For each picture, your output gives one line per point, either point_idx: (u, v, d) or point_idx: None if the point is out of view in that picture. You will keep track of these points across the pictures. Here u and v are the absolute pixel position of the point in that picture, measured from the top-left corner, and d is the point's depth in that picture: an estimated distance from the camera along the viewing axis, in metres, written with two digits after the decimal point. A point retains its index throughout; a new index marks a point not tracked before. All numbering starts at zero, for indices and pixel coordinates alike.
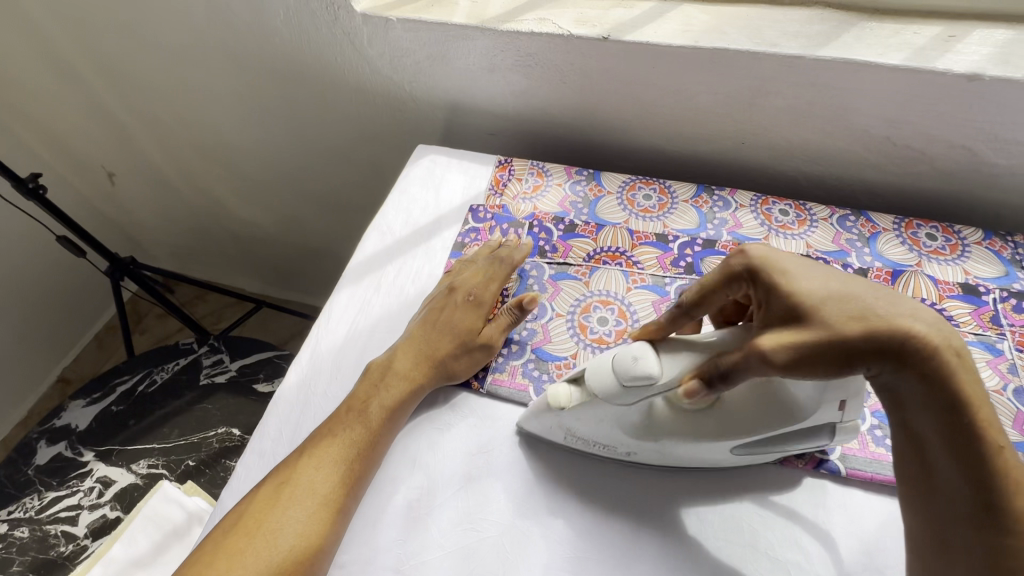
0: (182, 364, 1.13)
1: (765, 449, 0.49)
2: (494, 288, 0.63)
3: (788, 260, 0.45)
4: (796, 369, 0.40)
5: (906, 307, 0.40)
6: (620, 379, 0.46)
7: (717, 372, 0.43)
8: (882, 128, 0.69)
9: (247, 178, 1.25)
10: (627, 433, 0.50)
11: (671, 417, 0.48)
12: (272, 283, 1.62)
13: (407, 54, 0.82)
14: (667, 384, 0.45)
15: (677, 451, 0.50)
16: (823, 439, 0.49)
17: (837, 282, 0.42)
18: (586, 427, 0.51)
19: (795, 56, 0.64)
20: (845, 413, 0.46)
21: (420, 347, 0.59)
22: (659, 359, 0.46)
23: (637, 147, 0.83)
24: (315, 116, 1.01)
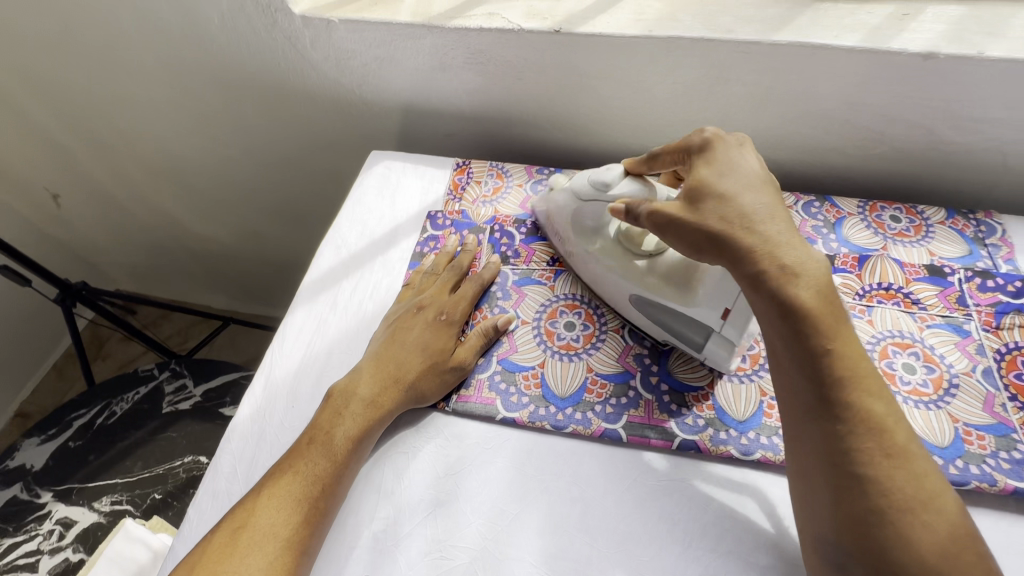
0: (143, 392, 1.07)
1: (656, 322, 0.57)
2: (463, 308, 0.61)
3: (732, 155, 0.49)
4: (664, 232, 0.49)
5: (771, 217, 0.46)
6: (591, 180, 0.56)
7: (636, 208, 0.51)
8: (842, 112, 0.68)
9: (200, 193, 1.19)
10: (574, 233, 0.60)
11: (600, 252, 0.58)
12: (239, 298, 1.56)
13: (354, 56, 0.79)
14: (614, 198, 0.55)
15: (600, 281, 0.60)
16: (698, 343, 0.55)
17: (732, 179, 0.48)
18: (559, 211, 0.62)
19: (751, 42, 0.62)
20: (726, 322, 0.52)
21: (386, 369, 0.56)
22: (627, 177, 0.55)
23: (598, 141, 0.81)
24: (263, 125, 0.97)
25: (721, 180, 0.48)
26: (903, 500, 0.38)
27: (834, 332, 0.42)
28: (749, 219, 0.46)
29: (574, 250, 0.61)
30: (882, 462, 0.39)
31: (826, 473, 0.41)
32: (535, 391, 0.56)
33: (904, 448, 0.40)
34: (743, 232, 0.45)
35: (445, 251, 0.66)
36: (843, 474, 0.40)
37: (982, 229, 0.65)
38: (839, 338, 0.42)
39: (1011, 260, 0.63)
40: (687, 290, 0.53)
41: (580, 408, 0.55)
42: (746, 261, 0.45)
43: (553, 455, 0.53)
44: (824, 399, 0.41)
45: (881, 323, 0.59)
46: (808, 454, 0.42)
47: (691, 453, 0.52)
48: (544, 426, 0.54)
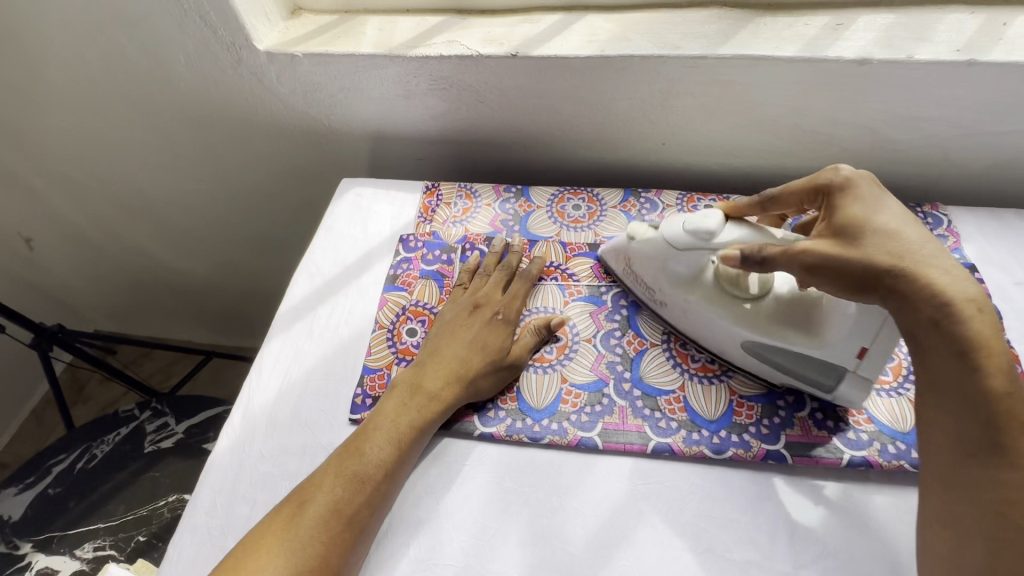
0: (123, 433, 1.06)
1: (776, 367, 0.54)
2: (518, 305, 0.62)
3: (875, 193, 0.48)
4: (815, 272, 0.47)
5: (938, 255, 0.44)
6: (687, 228, 0.52)
7: (758, 255, 0.48)
8: (790, 117, 0.71)
9: (176, 228, 1.19)
10: (669, 282, 0.56)
11: (704, 300, 0.55)
12: (220, 331, 1.55)
13: (320, 88, 0.81)
14: (722, 245, 0.51)
15: (703, 326, 0.56)
16: (828, 383, 0.52)
17: (892, 216, 0.47)
18: (647, 266, 0.57)
19: (698, 56, 0.66)
20: (863, 362, 0.50)
21: (425, 392, 0.55)
22: (726, 222, 0.52)
23: (563, 157, 0.83)
24: (236, 159, 0.98)
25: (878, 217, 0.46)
26: None
27: (1013, 377, 0.40)
28: (917, 252, 0.44)
29: (667, 299, 0.58)
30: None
31: (989, 520, 0.38)
32: (512, 404, 0.57)
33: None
34: (916, 267, 0.44)
35: (467, 266, 0.67)
36: (1012, 526, 0.37)
37: (929, 221, 0.68)
38: (1016, 385, 0.39)
39: (958, 249, 0.66)
40: (813, 331, 0.50)
41: (556, 418, 0.56)
42: (922, 296, 0.43)
43: (531, 467, 0.54)
44: (996, 446, 0.39)
45: None
46: (969, 505, 0.39)
47: (665, 455, 0.53)
48: (521, 439, 0.55)
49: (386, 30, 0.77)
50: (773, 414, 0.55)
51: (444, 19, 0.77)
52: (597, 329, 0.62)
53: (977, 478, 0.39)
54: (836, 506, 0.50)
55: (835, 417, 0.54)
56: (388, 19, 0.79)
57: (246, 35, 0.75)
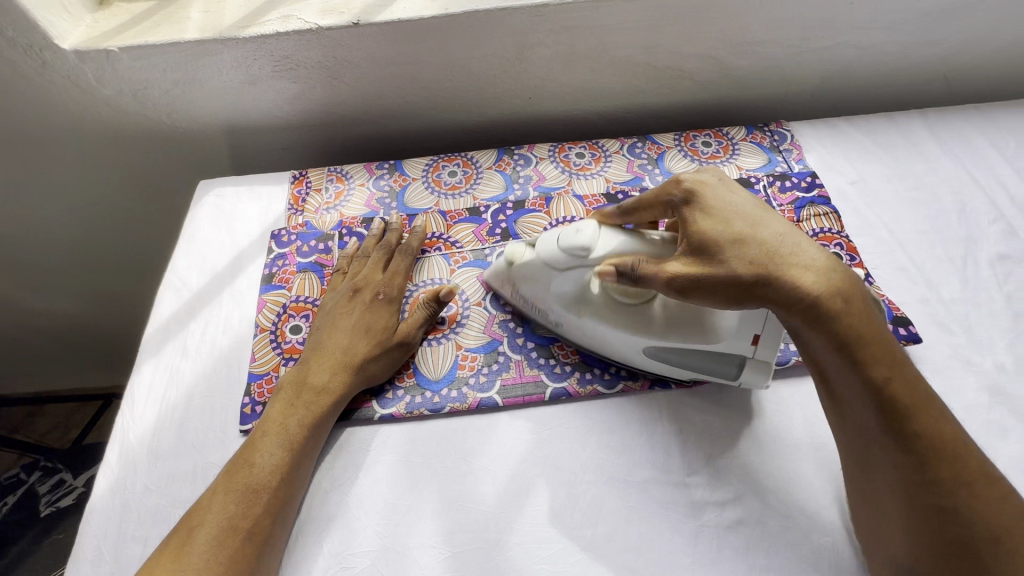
0: (11, 502, 0.96)
1: (683, 367, 0.53)
2: (399, 281, 0.60)
3: (724, 194, 0.49)
4: (684, 292, 0.47)
5: (797, 249, 0.46)
6: (561, 246, 0.51)
7: (630, 270, 0.48)
8: (641, 56, 0.73)
9: (27, 267, 1.05)
10: (558, 302, 0.54)
11: (597, 315, 0.53)
12: (116, 370, 1.41)
13: (151, 85, 0.73)
14: (596, 259, 0.51)
15: (605, 343, 0.54)
16: (730, 373, 0.53)
17: (736, 221, 0.47)
18: (535, 290, 0.55)
19: (541, 5, 0.66)
20: (758, 347, 0.50)
21: (309, 397, 0.53)
22: (597, 234, 0.51)
23: (435, 125, 0.81)
24: (78, 179, 0.88)
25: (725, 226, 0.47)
26: (987, 528, 0.38)
27: (892, 358, 0.42)
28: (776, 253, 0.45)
29: (561, 320, 0.55)
30: (961, 489, 0.39)
31: (901, 502, 0.41)
32: (409, 381, 0.57)
33: (982, 474, 0.40)
34: (782, 272, 0.44)
35: (344, 253, 0.64)
36: (920, 504, 0.40)
37: (776, 138, 0.74)
38: (896, 365, 0.42)
39: (802, 160, 0.72)
40: (707, 325, 0.50)
41: (454, 385, 0.56)
42: (791, 301, 0.44)
43: (436, 437, 0.54)
44: (890, 429, 0.41)
45: None
46: (881, 480, 0.42)
47: (563, 400, 0.55)
48: (423, 413, 0.55)
49: (213, 11, 0.70)
50: None
51: None
52: (486, 291, 0.62)
53: (880, 456, 0.42)
54: (718, 411, 0.54)
55: None
56: None
57: (42, 33, 0.66)
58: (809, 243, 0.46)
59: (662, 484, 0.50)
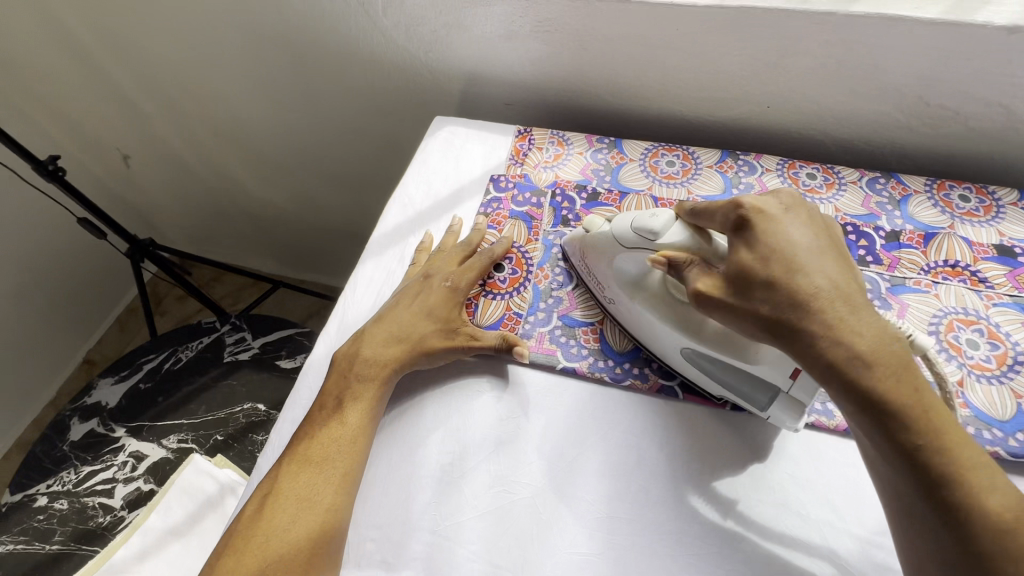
0: (206, 342, 1.14)
1: (710, 378, 0.53)
2: (470, 277, 0.63)
3: (777, 223, 0.45)
4: (710, 310, 0.46)
5: (830, 296, 0.40)
6: (633, 227, 0.53)
7: (682, 267, 0.49)
8: (915, 87, 0.67)
9: (261, 157, 1.24)
10: (620, 283, 0.56)
11: (648, 303, 0.54)
12: (289, 263, 1.63)
13: (423, 23, 0.81)
14: (660, 247, 0.51)
15: (652, 333, 0.56)
16: (760, 401, 0.51)
17: (774, 260, 0.43)
18: (600, 260, 0.58)
19: (827, 12, 0.62)
20: (795, 383, 0.48)
21: (388, 330, 0.59)
22: (673, 225, 0.52)
23: (657, 112, 0.81)
24: (328, 92, 1.01)
25: (758, 261, 0.43)
26: None
27: (932, 424, 0.37)
28: (802, 297, 0.41)
29: (616, 298, 0.58)
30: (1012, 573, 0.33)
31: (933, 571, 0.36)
32: (594, 345, 0.59)
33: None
34: (800, 320, 0.40)
35: (450, 232, 0.68)
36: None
37: None
38: (935, 434, 0.36)
39: None
40: (746, 349, 0.49)
41: (637, 363, 0.58)
42: (806, 351, 0.40)
43: (610, 405, 0.56)
44: (927, 502, 0.36)
45: (946, 298, 0.59)
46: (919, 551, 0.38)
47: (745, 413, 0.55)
48: (603, 378, 0.57)
49: None
50: None
51: None
52: None
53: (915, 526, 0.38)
54: None
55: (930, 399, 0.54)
56: None
57: None
58: (849, 284, 0.41)
59: (838, 529, 0.48)
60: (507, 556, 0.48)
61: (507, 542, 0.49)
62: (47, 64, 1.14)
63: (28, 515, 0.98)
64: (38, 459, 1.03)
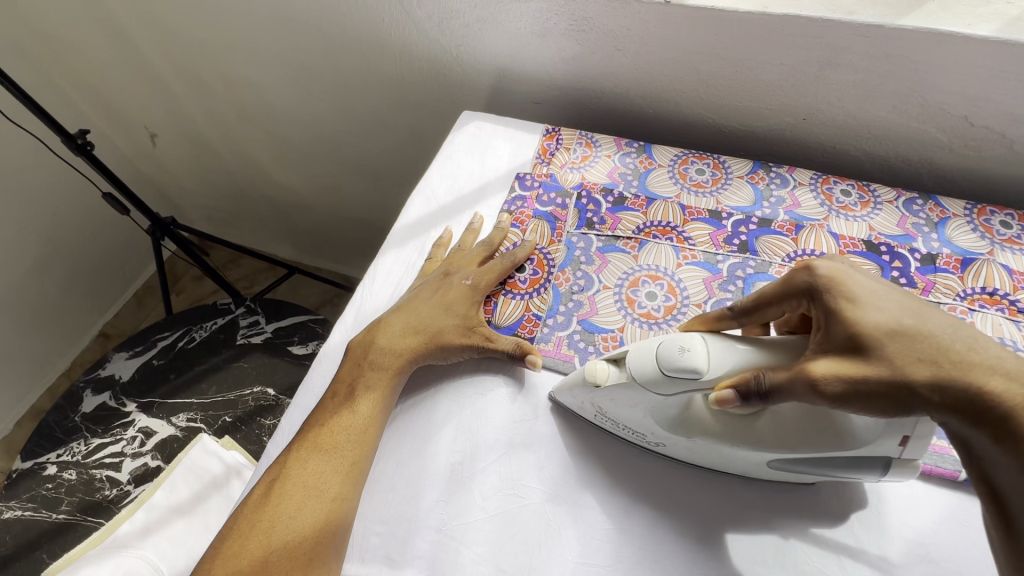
0: (220, 323, 1.14)
1: (812, 473, 0.47)
2: (490, 279, 0.61)
3: (864, 280, 0.43)
4: (842, 399, 0.39)
5: (975, 348, 0.39)
6: (664, 369, 0.45)
7: (759, 387, 0.42)
8: (961, 107, 0.65)
9: (285, 142, 1.25)
10: (660, 424, 0.48)
11: (707, 436, 0.47)
12: (305, 250, 1.63)
13: (457, 16, 0.80)
14: (712, 382, 0.44)
15: (718, 456, 0.49)
16: (875, 474, 0.46)
17: (895, 313, 0.41)
18: (621, 410, 0.50)
19: (874, 25, 0.61)
20: (906, 447, 0.44)
21: (407, 320, 0.59)
22: (707, 352, 0.45)
23: (688, 119, 0.80)
24: (358, 81, 1.01)
25: (886, 317, 0.40)
26: None
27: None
28: (949, 356, 0.38)
29: (663, 441, 0.50)
30: None
31: None
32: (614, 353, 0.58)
33: None
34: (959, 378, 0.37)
35: (472, 230, 0.67)
36: None
37: None
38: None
39: None
40: (849, 434, 0.43)
41: None
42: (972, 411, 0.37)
43: None
44: None
45: (983, 327, 0.57)
46: None
47: None
48: None
49: None
50: None
51: None
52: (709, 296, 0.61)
53: None
54: (946, 514, 0.48)
55: None
56: None
57: None
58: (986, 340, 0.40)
59: (857, 559, 0.47)
60: (514, 561, 0.47)
61: (514, 547, 0.48)
62: (83, 38, 1.15)
63: (37, 483, 0.99)
64: (50, 429, 1.04)
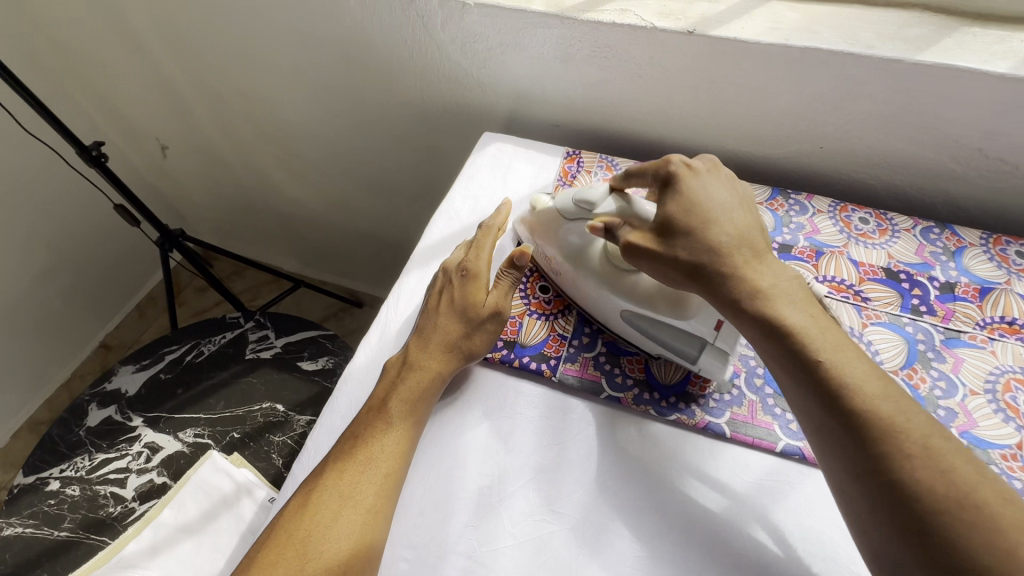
0: (229, 337, 1.14)
1: (645, 336, 0.57)
2: (483, 257, 0.61)
3: (705, 195, 0.53)
4: (641, 260, 0.53)
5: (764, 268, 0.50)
6: (574, 198, 0.60)
7: (612, 228, 0.55)
8: (977, 139, 0.66)
9: (297, 157, 1.25)
10: (562, 253, 0.61)
11: (588, 273, 0.59)
12: (312, 264, 1.63)
13: (480, 40, 0.82)
14: (596, 214, 0.58)
15: (586, 297, 0.61)
16: (690, 353, 0.55)
17: (718, 229, 0.51)
18: (545, 233, 0.63)
19: (894, 59, 0.62)
20: (720, 334, 0.53)
21: (437, 338, 0.57)
22: (608, 196, 0.59)
23: (706, 145, 0.81)
24: (375, 99, 1.02)
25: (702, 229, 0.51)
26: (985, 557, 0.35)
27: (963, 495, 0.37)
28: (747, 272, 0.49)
29: (560, 270, 0.62)
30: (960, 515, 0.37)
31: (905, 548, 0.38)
32: (640, 375, 0.59)
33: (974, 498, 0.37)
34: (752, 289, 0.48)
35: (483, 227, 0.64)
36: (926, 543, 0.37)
37: None
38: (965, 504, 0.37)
39: None
40: (678, 304, 0.54)
41: (684, 398, 0.57)
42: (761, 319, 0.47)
43: (654, 439, 0.55)
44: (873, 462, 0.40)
45: (1003, 355, 0.58)
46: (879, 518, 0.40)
47: (795, 458, 0.53)
48: (648, 411, 0.57)
49: None
50: None
51: None
52: None
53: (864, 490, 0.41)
54: None
55: (987, 459, 0.52)
56: None
57: None
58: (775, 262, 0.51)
59: None
60: None
61: None
62: (99, 51, 1.16)
63: (39, 499, 0.97)
64: (54, 443, 1.02)
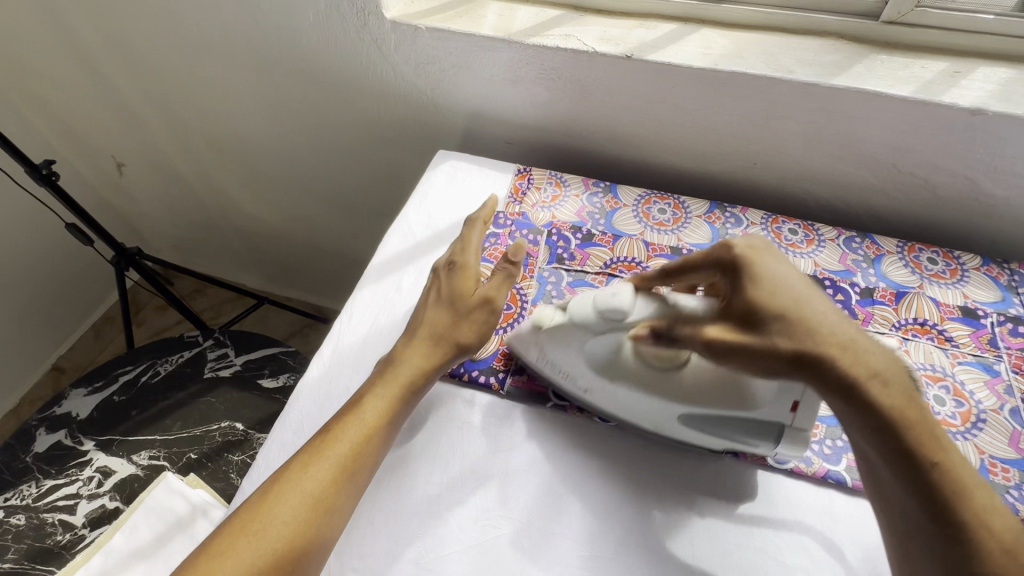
0: (186, 356, 1.12)
1: (714, 434, 0.53)
2: (472, 252, 0.64)
3: (769, 261, 0.47)
4: (722, 357, 0.46)
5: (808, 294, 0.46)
6: (598, 309, 0.51)
7: (667, 331, 0.48)
8: (889, 155, 0.72)
9: (258, 174, 1.25)
10: (590, 367, 0.55)
11: (626, 379, 0.53)
12: (276, 280, 1.62)
13: (433, 62, 0.84)
14: (632, 323, 0.51)
15: (632, 406, 0.55)
16: (768, 442, 0.52)
17: (770, 277, 0.46)
18: (559, 347, 0.56)
19: (812, 83, 0.67)
20: (796, 417, 0.49)
21: (425, 331, 0.59)
22: (635, 297, 0.51)
23: (650, 161, 0.86)
24: (333, 117, 1.03)
25: (762, 288, 0.45)
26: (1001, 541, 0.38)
27: (937, 441, 0.40)
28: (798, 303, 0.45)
29: (590, 386, 0.56)
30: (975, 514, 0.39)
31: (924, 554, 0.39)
32: None
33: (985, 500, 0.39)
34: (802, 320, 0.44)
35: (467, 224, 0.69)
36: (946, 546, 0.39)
37: (1016, 279, 0.69)
38: (939, 448, 0.40)
39: None
40: (745, 395, 0.49)
41: None
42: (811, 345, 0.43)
43: (597, 443, 0.58)
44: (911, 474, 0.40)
45: (915, 354, 0.63)
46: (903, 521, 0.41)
47: (728, 457, 0.56)
48: (592, 417, 0.59)
49: (505, 16, 0.81)
50: (838, 436, 0.57)
51: (562, 13, 0.81)
52: None
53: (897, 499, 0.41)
54: None
55: None
56: (508, 7, 0.83)
57: (378, 2, 0.80)
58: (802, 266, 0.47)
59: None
60: None
61: None
62: (51, 69, 1.14)
63: None
64: None
